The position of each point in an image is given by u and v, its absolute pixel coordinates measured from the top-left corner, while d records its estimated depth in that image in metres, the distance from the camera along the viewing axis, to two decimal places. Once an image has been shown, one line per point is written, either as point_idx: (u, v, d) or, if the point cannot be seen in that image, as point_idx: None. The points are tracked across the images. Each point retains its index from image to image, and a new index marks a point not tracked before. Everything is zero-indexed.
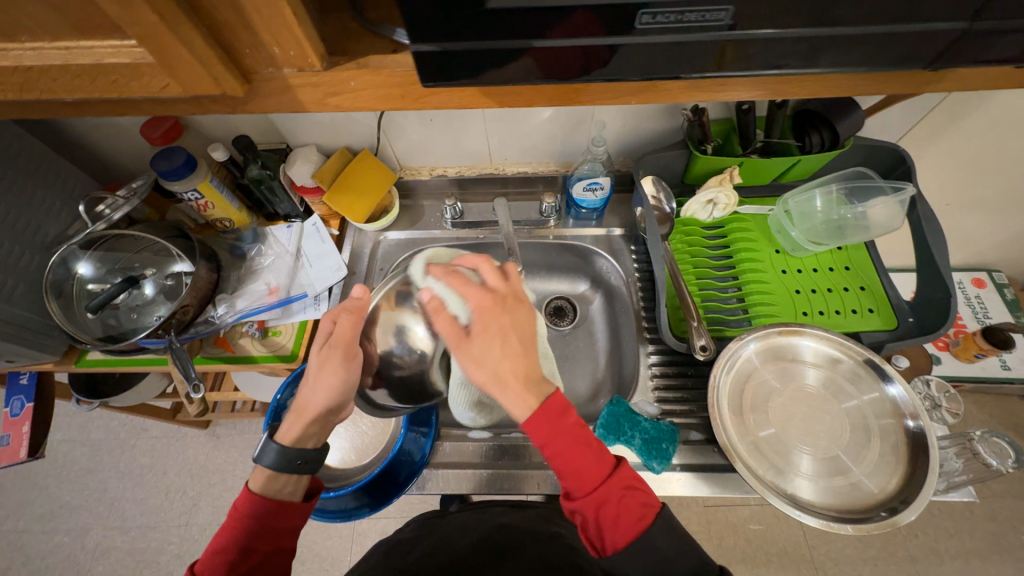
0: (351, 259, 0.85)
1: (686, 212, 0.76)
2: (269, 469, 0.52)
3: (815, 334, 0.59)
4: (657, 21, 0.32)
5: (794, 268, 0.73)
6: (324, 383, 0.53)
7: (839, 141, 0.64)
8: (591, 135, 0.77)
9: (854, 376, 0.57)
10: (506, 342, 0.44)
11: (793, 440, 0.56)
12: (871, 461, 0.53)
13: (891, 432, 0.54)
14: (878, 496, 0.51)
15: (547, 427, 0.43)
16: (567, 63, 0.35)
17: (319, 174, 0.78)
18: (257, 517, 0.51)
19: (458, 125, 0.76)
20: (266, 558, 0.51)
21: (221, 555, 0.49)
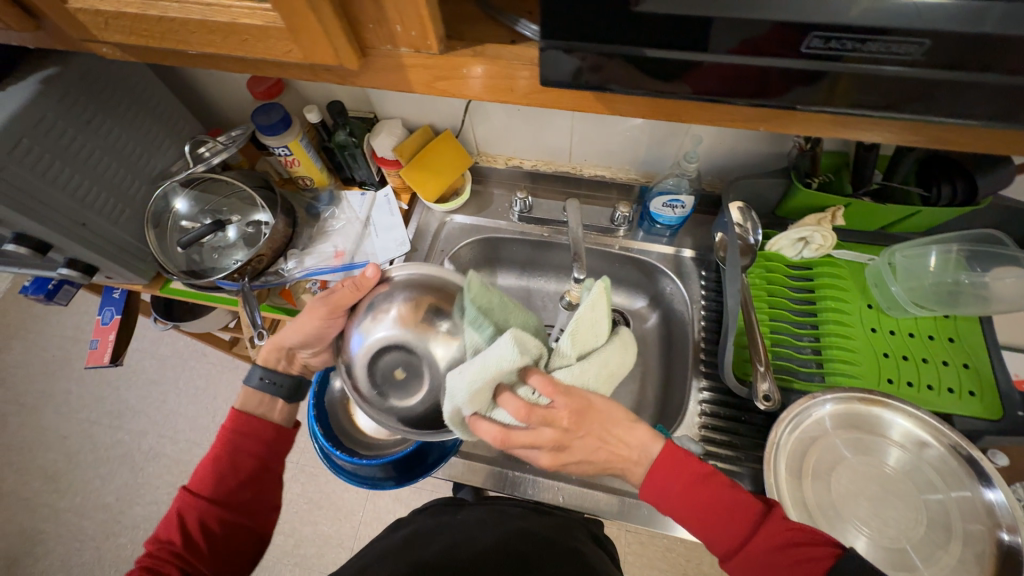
0: (416, 235, 0.86)
1: (772, 245, 0.70)
2: (251, 389, 0.60)
3: (907, 411, 0.52)
4: (830, 46, 0.28)
5: (886, 329, 0.65)
6: (301, 326, 0.60)
7: (976, 196, 0.57)
8: (681, 148, 0.73)
9: (942, 465, 0.51)
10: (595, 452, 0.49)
11: (855, 519, 0.50)
12: (945, 565, 0.47)
13: (977, 540, 0.47)
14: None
15: (669, 482, 0.46)
16: (701, 79, 0.32)
17: (400, 148, 0.79)
18: (240, 432, 0.57)
19: (545, 118, 0.74)
20: (249, 472, 0.56)
21: (208, 466, 0.54)
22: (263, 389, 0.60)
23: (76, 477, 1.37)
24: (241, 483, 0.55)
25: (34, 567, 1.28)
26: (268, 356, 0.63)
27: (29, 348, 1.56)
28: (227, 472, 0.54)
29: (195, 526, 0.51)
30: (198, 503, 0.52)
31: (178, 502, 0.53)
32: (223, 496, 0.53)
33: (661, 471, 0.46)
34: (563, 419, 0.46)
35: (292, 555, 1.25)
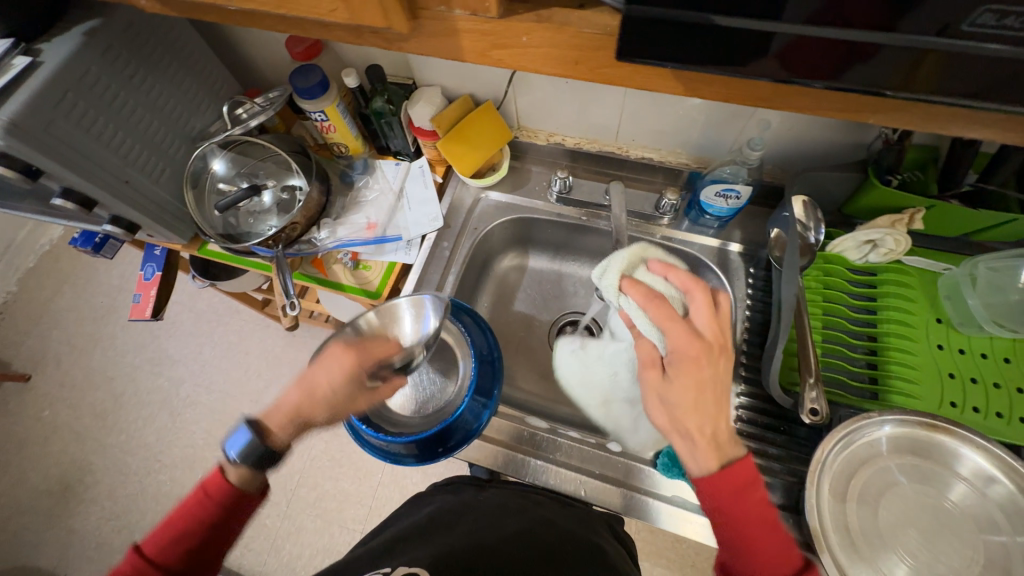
0: (449, 211, 0.83)
1: (834, 246, 0.64)
2: (241, 466, 0.50)
3: (968, 440, 0.49)
4: (999, 23, 0.23)
5: (956, 347, 0.59)
6: (334, 411, 0.56)
7: None
8: (742, 133, 0.66)
9: (1010, 505, 0.46)
10: (700, 393, 0.46)
11: (902, 551, 0.47)
12: None
13: None
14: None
15: (733, 499, 0.43)
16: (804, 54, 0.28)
17: (437, 118, 0.76)
18: (214, 506, 0.49)
19: (594, 93, 0.69)
20: (210, 546, 0.49)
21: (178, 532, 0.47)
22: (257, 468, 0.50)
23: (120, 416, 1.47)
24: (201, 551, 0.48)
25: (84, 494, 1.39)
26: (286, 432, 0.54)
27: (80, 294, 1.65)
28: (194, 538, 0.47)
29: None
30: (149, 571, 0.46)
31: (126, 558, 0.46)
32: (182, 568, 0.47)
33: (733, 483, 0.43)
34: (724, 339, 0.50)
35: (314, 508, 1.31)
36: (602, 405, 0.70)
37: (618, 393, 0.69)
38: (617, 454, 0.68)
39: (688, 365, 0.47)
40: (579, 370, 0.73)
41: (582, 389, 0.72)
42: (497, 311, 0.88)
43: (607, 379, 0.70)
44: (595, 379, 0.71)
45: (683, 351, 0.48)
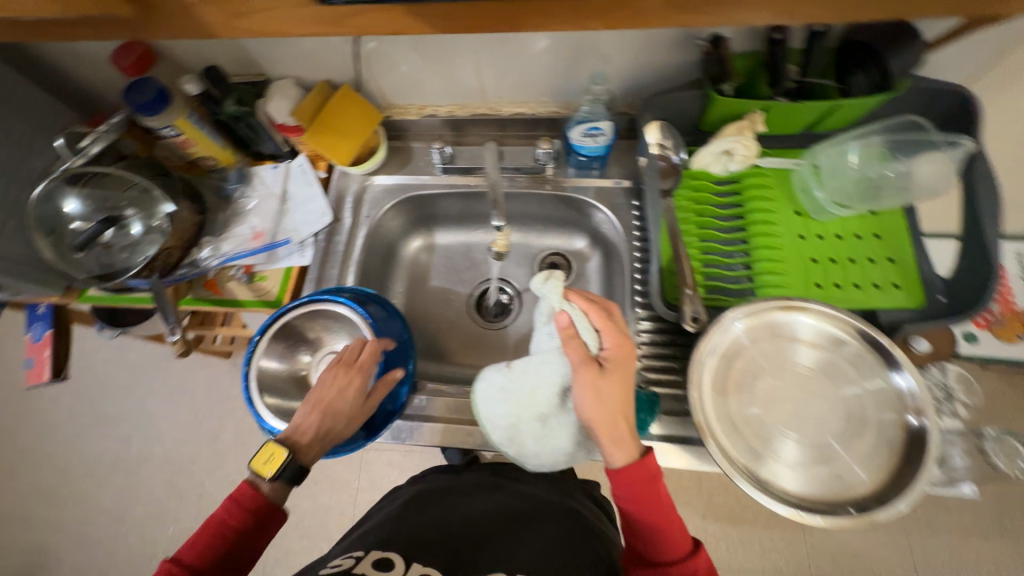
0: (337, 203, 0.81)
1: (697, 163, 0.67)
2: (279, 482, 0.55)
3: (818, 312, 0.53)
4: None
5: (814, 234, 0.64)
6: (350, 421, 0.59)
7: (888, 83, 0.55)
8: (592, 70, 0.68)
9: (859, 360, 0.52)
10: (627, 390, 0.52)
11: (778, 424, 0.52)
12: (860, 453, 0.49)
13: (887, 427, 0.49)
14: (859, 485, 0.48)
15: (639, 501, 0.50)
16: None
17: (297, 111, 0.73)
18: (242, 515, 0.53)
19: (444, 55, 0.69)
20: (239, 551, 0.52)
21: (208, 538, 0.51)
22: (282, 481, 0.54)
23: (70, 489, 1.39)
24: (230, 556, 0.51)
25: None
26: (311, 456, 0.57)
27: None
28: (224, 543, 0.51)
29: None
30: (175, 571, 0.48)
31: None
32: None
33: (644, 485, 0.50)
34: None
35: (297, 529, 1.30)
36: (509, 438, 0.59)
37: (529, 412, 0.57)
38: None
39: (622, 369, 0.52)
40: (488, 395, 0.60)
41: (490, 422, 0.60)
42: (414, 295, 0.88)
43: (517, 402, 0.58)
44: (503, 407, 0.59)
45: (618, 356, 0.53)
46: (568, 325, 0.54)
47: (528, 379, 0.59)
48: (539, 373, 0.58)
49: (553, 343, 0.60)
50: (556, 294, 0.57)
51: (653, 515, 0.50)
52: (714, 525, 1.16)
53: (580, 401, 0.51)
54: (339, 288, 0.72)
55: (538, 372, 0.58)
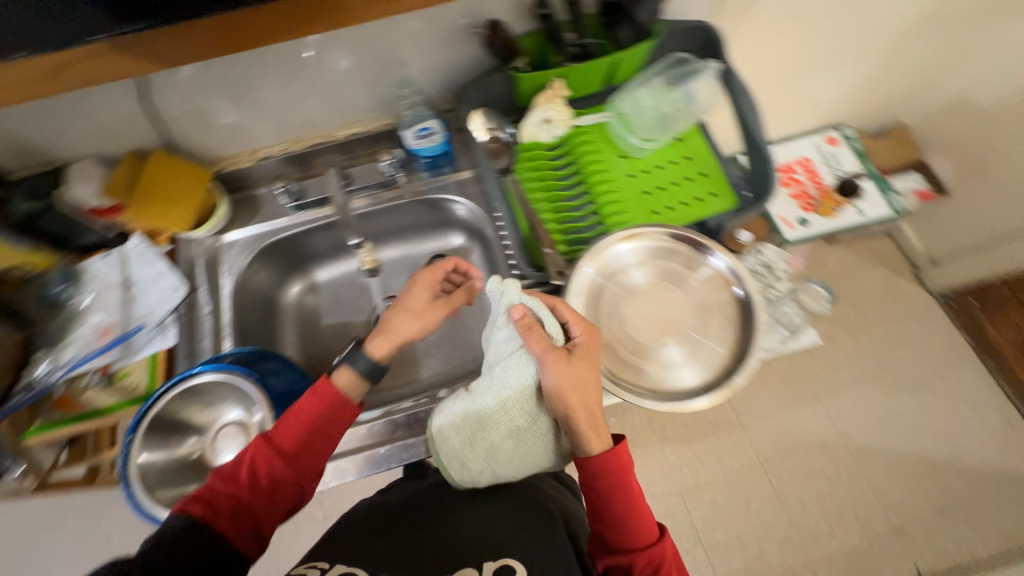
0: (189, 272, 0.76)
1: (525, 136, 0.72)
2: (354, 373, 0.58)
3: (652, 233, 0.62)
4: None
5: (641, 170, 0.73)
6: (425, 318, 0.62)
7: (643, 29, 0.65)
8: (403, 77, 0.71)
9: (690, 260, 0.62)
10: (595, 375, 0.54)
11: (650, 336, 0.59)
12: (716, 334, 0.59)
13: (727, 306, 0.60)
14: (721, 359, 0.58)
15: (611, 478, 0.52)
16: None
17: (108, 189, 0.68)
18: (322, 416, 0.55)
19: (251, 93, 0.68)
20: (314, 446, 0.54)
21: (294, 428, 0.54)
22: (364, 376, 0.58)
23: None
24: (304, 452, 0.53)
25: None
26: (384, 350, 0.60)
27: None
28: (313, 437, 0.54)
29: (259, 472, 0.52)
30: (269, 454, 0.52)
31: (250, 449, 0.53)
32: (281, 472, 0.52)
33: (615, 468, 0.52)
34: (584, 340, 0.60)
35: None
36: (486, 459, 0.56)
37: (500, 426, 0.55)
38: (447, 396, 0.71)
39: (590, 355, 0.54)
40: (451, 419, 0.58)
41: (459, 450, 0.57)
42: (309, 340, 0.84)
43: (488, 420, 0.55)
44: (471, 431, 0.56)
45: (588, 343, 0.54)
46: (528, 319, 0.54)
47: (494, 392, 0.55)
48: (506, 383, 0.54)
49: (512, 347, 0.55)
50: (516, 290, 0.56)
51: (626, 507, 0.52)
52: (672, 453, 1.29)
53: (554, 392, 0.51)
54: (218, 356, 0.68)
55: (505, 383, 0.54)
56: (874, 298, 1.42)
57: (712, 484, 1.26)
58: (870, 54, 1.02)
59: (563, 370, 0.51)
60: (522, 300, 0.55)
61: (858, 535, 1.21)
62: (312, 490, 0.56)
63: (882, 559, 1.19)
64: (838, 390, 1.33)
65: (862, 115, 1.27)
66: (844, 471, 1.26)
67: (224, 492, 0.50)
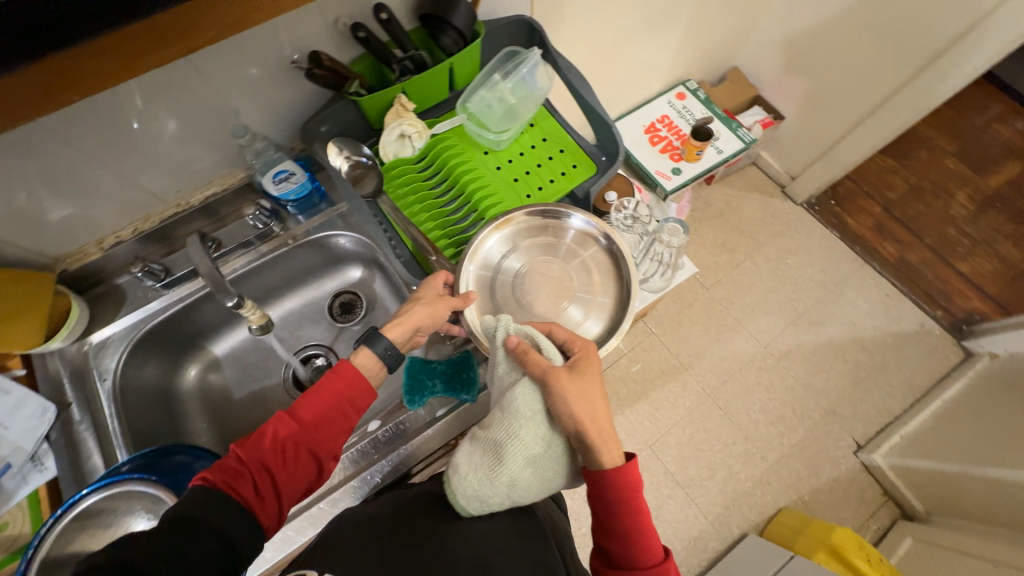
0: (57, 390, 0.68)
1: (386, 155, 0.72)
2: (370, 355, 0.56)
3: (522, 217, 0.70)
4: None
5: (505, 161, 0.77)
6: (437, 307, 0.61)
7: (465, 35, 0.68)
8: (241, 127, 0.69)
9: (559, 229, 0.70)
10: (599, 390, 0.55)
11: (544, 306, 0.67)
12: (599, 285, 0.69)
13: (599, 259, 0.70)
14: (607, 301, 0.68)
15: (615, 490, 0.51)
16: None
17: None
18: (346, 389, 0.53)
19: (73, 182, 0.62)
20: (337, 422, 0.52)
21: (316, 402, 0.52)
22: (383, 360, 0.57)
23: None
24: (326, 430, 0.51)
25: None
26: (399, 335, 0.58)
27: None
28: (333, 411, 0.52)
29: (284, 445, 0.49)
30: (290, 427, 0.50)
31: (272, 421, 0.51)
32: (303, 445, 0.50)
33: (622, 482, 0.51)
34: None
35: None
36: (509, 493, 0.52)
37: (518, 460, 0.52)
38: (379, 427, 0.69)
39: (589, 370, 0.56)
40: (466, 459, 0.53)
41: (479, 489, 0.51)
42: (223, 418, 0.78)
43: (505, 452, 0.52)
44: (490, 465, 0.52)
45: (584, 355, 0.57)
46: (524, 343, 0.57)
47: (507, 421, 0.53)
48: (517, 411, 0.53)
49: (514, 378, 0.56)
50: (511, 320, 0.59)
51: (633, 520, 0.51)
52: (632, 411, 1.35)
53: (564, 406, 0.52)
54: (114, 468, 0.61)
55: (516, 410, 0.53)
56: (758, 221, 1.59)
57: (673, 427, 1.34)
58: (685, 15, 1.14)
59: (566, 384, 0.53)
60: (515, 329, 0.59)
61: (803, 428, 1.34)
62: (330, 471, 0.53)
63: (826, 441, 1.33)
64: (751, 308, 1.48)
65: (699, 68, 1.42)
66: (776, 376, 1.40)
67: (245, 461, 0.48)
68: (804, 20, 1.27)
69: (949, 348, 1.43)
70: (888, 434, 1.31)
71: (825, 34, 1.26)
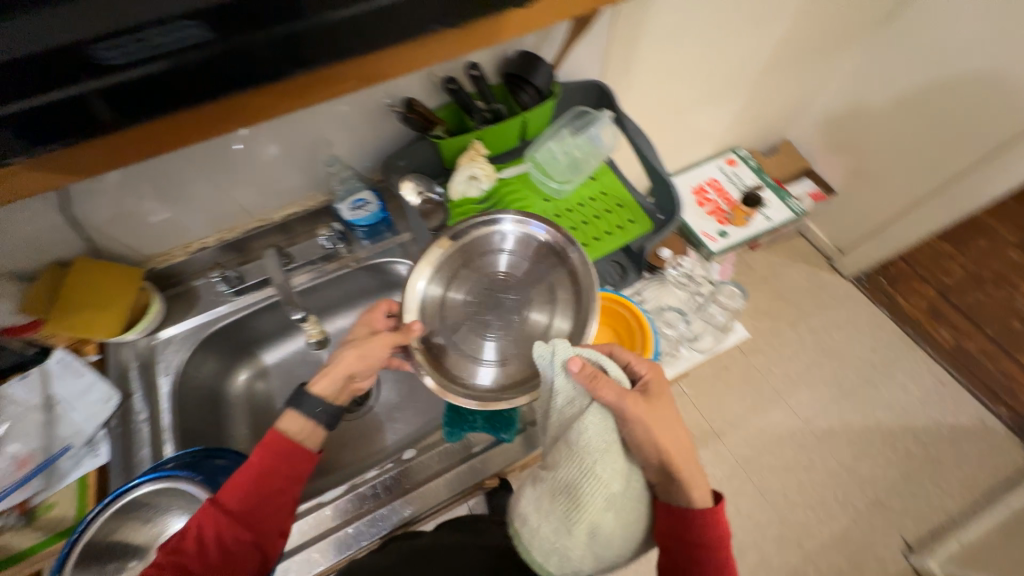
0: (123, 379, 0.72)
1: (454, 194, 0.76)
2: (302, 416, 0.56)
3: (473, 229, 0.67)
4: (127, 48, 0.33)
5: (564, 210, 0.80)
6: (364, 350, 0.59)
7: (542, 91, 0.73)
8: (330, 157, 0.76)
9: (514, 236, 0.67)
10: (673, 413, 0.55)
11: (497, 328, 0.62)
12: (555, 286, 0.64)
13: (554, 255, 0.66)
14: (558, 313, 0.62)
15: (708, 533, 0.53)
16: (120, 104, 0.36)
17: (28, 306, 0.65)
18: (269, 470, 0.53)
19: (179, 191, 0.69)
20: (272, 501, 0.53)
21: (238, 489, 0.52)
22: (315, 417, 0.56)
23: None
24: (263, 495, 0.52)
25: None
26: (327, 387, 0.57)
27: None
28: (262, 493, 0.52)
29: (208, 539, 0.50)
30: (218, 517, 0.51)
31: (199, 515, 0.51)
32: (236, 532, 0.51)
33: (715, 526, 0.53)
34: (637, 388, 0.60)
35: None
36: (588, 540, 0.51)
37: (599, 500, 0.50)
38: (415, 456, 0.69)
39: (662, 393, 0.56)
40: (536, 511, 0.52)
41: (555, 540, 0.51)
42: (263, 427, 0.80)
43: (582, 496, 0.50)
44: (568, 510, 0.50)
45: (654, 377, 0.57)
46: (589, 369, 0.51)
47: (578, 461, 0.51)
48: (592, 447, 0.50)
49: (580, 406, 0.52)
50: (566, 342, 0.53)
51: (719, 562, 0.53)
52: None
53: (647, 434, 0.52)
54: (159, 463, 0.62)
55: (588, 450, 0.50)
56: (803, 291, 1.56)
57: None
58: (743, 90, 1.20)
59: (646, 411, 0.52)
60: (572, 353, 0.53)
61: (846, 517, 1.24)
62: (278, 550, 0.54)
63: (873, 536, 1.22)
64: (793, 379, 1.41)
65: (751, 137, 1.46)
66: (816, 456, 1.32)
67: (166, 563, 0.49)
68: (860, 102, 1.31)
69: (1015, 450, 1.31)
70: (943, 538, 1.19)
71: (881, 118, 1.29)
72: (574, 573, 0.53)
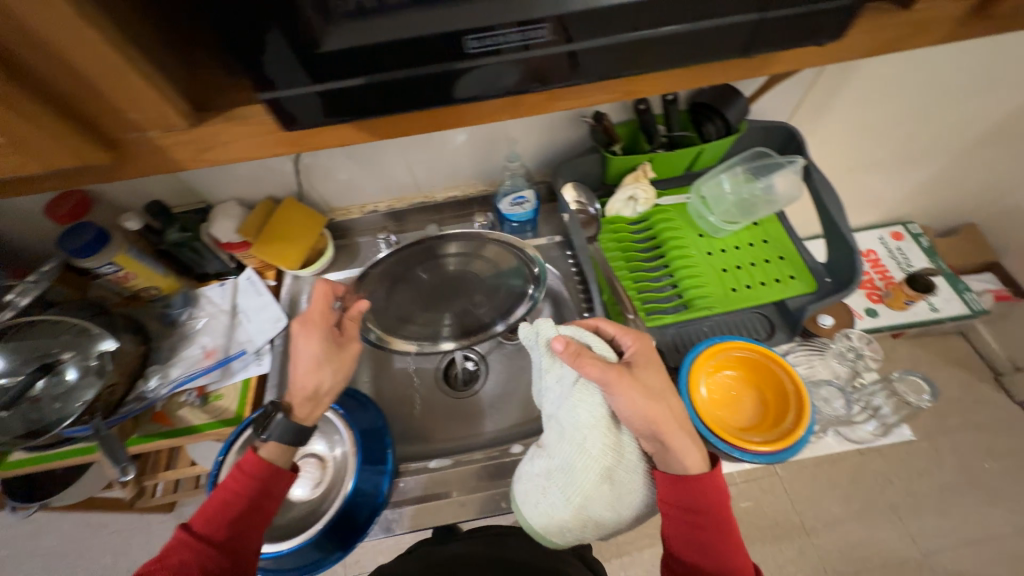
0: (290, 305, 0.83)
1: (610, 210, 0.77)
2: (278, 442, 0.58)
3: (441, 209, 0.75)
4: (484, 44, 0.37)
5: (719, 249, 0.77)
6: (318, 371, 0.60)
7: (731, 125, 0.71)
8: (505, 153, 0.81)
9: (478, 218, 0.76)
10: (662, 383, 0.55)
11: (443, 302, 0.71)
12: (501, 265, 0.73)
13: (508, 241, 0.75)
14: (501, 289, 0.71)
15: (708, 494, 0.52)
16: (418, 94, 0.40)
17: (243, 229, 0.77)
18: (253, 486, 0.56)
19: (377, 158, 0.79)
20: (255, 518, 0.55)
21: (216, 513, 0.54)
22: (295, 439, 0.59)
23: None
24: (241, 527, 0.54)
25: None
26: (302, 412, 0.60)
27: None
28: (245, 513, 0.55)
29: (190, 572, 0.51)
30: (204, 545, 0.52)
31: (176, 540, 0.53)
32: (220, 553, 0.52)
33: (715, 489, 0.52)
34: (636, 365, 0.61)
35: None
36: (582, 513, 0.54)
37: (590, 476, 0.53)
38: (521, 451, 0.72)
39: (648, 364, 0.56)
40: (534, 490, 0.57)
41: (552, 514, 0.55)
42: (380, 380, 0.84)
43: (573, 470, 0.53)
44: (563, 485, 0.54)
45: (640, 352, 0.57)
46: (573, 349, 0.54)
47: (570, 438, 0.54)
48: (579, 419, 0.53)
49: (569, 383, 0.55)
50: (550, 326, 0.58)
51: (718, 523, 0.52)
52: None
53: (633, 405, 0.52)
54: None
55: (576, 426, 0.53)
56: (954, 402, 1.31)
57: None
58: (940, 161, 1.06)
59: (628, 381, 0.53)
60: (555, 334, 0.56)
61: None
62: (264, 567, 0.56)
63: None
64: (920, 500, 1.19)
65: (929, 214, 1.28)
66: None
67: None
68: None
69: None
70: None
71: None
72: (577, 539, 0.57)
